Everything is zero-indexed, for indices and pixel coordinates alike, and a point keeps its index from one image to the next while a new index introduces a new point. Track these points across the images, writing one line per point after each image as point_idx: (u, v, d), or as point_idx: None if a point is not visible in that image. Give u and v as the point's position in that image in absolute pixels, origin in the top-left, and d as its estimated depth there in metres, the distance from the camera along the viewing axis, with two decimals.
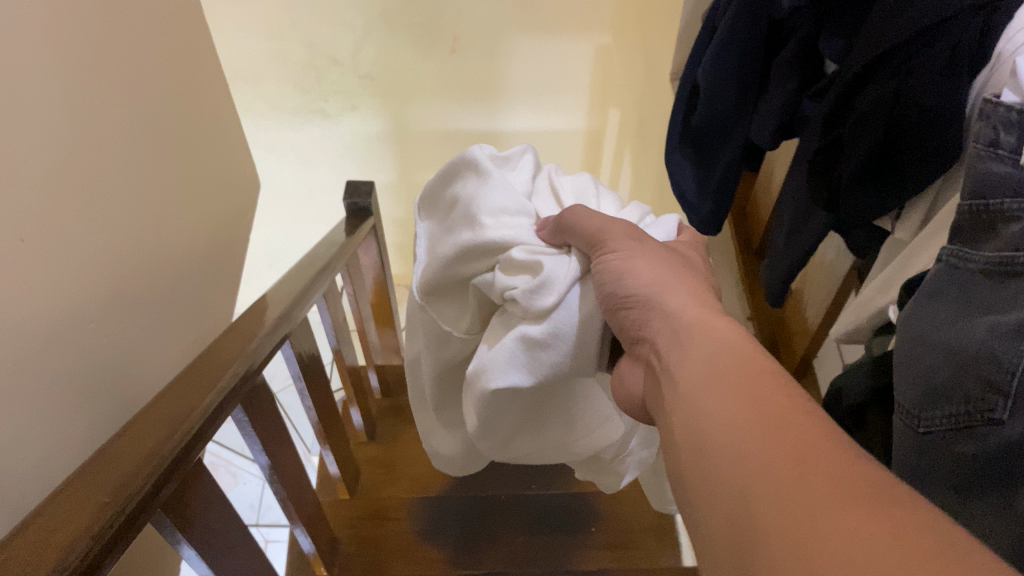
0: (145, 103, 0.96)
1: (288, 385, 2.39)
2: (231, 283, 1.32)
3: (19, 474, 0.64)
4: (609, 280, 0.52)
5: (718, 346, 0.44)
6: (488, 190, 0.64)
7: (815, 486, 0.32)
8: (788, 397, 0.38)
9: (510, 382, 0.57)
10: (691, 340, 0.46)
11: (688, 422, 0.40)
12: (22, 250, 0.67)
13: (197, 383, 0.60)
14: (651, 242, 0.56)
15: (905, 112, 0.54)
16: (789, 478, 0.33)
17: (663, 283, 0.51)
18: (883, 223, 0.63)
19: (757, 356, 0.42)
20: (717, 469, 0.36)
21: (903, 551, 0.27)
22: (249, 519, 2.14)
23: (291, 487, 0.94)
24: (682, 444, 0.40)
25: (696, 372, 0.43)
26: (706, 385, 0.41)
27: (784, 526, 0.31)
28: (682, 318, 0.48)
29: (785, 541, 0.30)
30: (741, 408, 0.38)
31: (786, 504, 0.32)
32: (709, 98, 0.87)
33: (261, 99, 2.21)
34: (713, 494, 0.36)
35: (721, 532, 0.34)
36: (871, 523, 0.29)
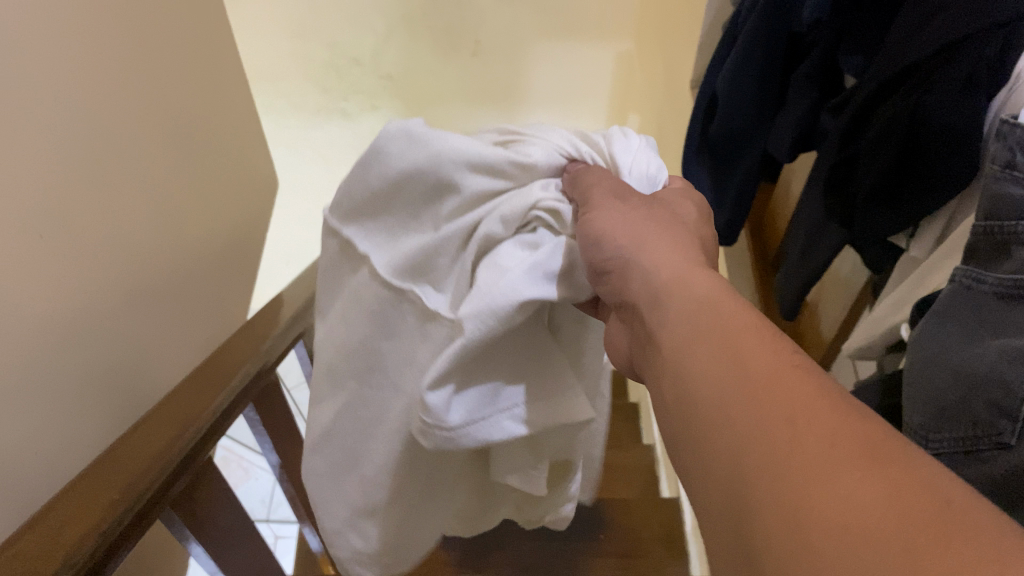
0: (166, 101, 0.98)
1: (301, 382, 2.41)
2: (247, 282, 1.34)
3: (34, 468, 0.65)
4: (586, 244, 0.45)
5: (696, 300, 0.38)
6: (494, 291, 0.46)
7: (803, 446, 0.28)
8: (770, 347, 0.33)
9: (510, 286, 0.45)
10: (663, 301, 0.39)
11: (676, 380, 0.36)
12: (42, 246, 0.68)
13: (209, 381, 0.61)
14: (637, 201, 0.47)
15: (923, 129, 0.54)
16: (779, 440, 0.29)
17: (641, 235, 0.44)
18: (896, 240, 0.63)
19: (736, 309, 0.36)
20: (691, 430, 0.33)
21: (901, 520, 0.24)
22: (260, 515, 2.18)
23: (301, 485, 0.94)
24: (671, 406, 0.35)
25: (673, 330, 0.38)
26: (687, 336, 0.37)
27: (778, 495, 0.27)
28: (660, 277, 0.41)
29: (781, 512, 0.27)
30: (723, 362, 0.34)
31: (775, 469, 0.28)
32: (727, 109, 0.87)
33: (282, 98, 2.23)
34: (702, 464, 0.32)
35: (717, 507, 0.30)
36: (868, 489, 0.25)
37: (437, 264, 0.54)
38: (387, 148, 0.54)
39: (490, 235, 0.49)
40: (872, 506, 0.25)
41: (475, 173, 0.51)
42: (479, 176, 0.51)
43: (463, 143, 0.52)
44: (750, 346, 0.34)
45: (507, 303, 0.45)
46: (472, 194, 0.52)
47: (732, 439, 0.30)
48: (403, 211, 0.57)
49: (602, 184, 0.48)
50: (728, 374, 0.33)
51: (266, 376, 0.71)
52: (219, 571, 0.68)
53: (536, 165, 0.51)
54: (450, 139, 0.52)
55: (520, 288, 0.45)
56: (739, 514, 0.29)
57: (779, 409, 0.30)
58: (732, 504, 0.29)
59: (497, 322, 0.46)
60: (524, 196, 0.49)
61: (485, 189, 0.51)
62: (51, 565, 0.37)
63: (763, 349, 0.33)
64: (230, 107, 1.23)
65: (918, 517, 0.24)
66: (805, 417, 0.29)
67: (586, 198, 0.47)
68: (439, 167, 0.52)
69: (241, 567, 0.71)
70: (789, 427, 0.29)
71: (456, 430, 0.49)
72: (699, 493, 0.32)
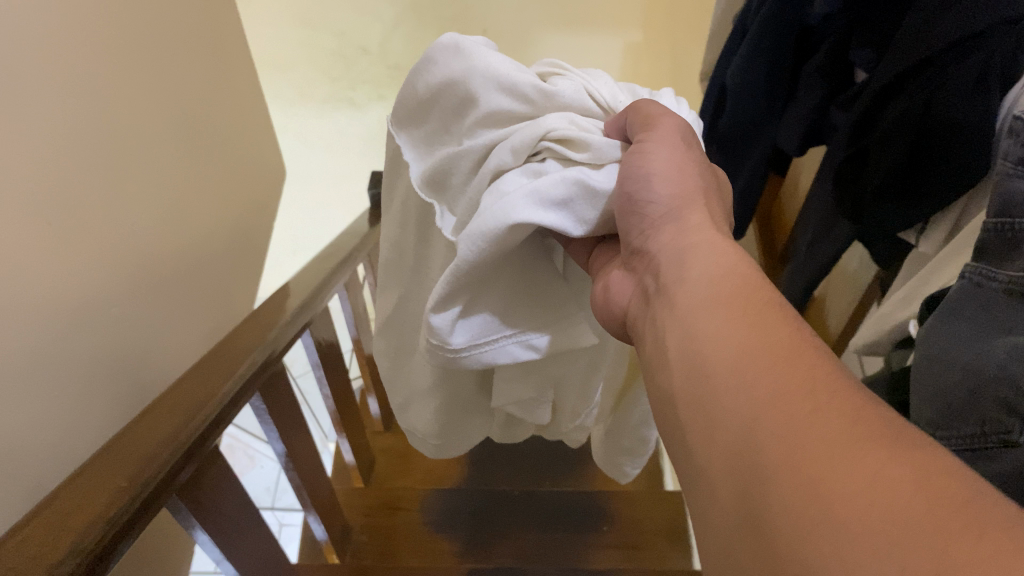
0: (174, 88, 0.98)
1: (305, 373, 2.42)
2: (254, 271, 1.34)
3: (41, 454, 0.65)
4: (632, 180, 0.47)
5: (723, 269, 0.41)
6: (490, 213, 0.45)
7: (822, 426, 0.29)
8: (792, 333, 0.35)
9: (501, 208, 0.44)
10: (694, 262, 0.43)
11: (693, 354, 0.37)
12: (49, 233, 0.68)
13: (215, 370, 0.61)
14: (691, 155, 0.50)
15: (934, 124, 0.54)
16: (800, 418, 0.29)
17: (688, 201, 0.48)
18: (906, 237, 0.62)
19: (761, 296, 0.38)
20: (702, 426, 0.34)
21: (926, 497, 0.24)
22: (265, 503, 2.19)
23: (306, 474, 0.95)
24: (687, 389, 0.36)
25: (695, 294, 0.41)
26: (710, 314, 0.38)
27: (796, 467, 0.28)
28: (690, 242, 0.45)
29: (798, 484, 0.27)
30: (746, 341, 0.35)
31: (794, 445, 0.29)
32: (736, 104, 0.87)
33: (290, 87, 2.23)
34: (714, 444, 0.32)
35: (728, 487, 0.31)
36: (891, 466, 0.26)
37: (453, 180, 0.53)
38: (432, 55, 0.53)
39: (500, 164, 0.48)
40: (894, 489, 0.25)
41: (501, 93, 0.50)
42: (504, 97, 0.50)
43: (502, 64, 0.51)
44: (769, 331, 0.35)
45: (496, 224, 0.44)
46: (493, 113, 0.50)
47: (750, 430, 0.31)
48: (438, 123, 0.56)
49: (668, 124, 0.48)
50: (747, 365, 0.34)
51: (273, 365, 0.71)
52: (224, 559, 0.68)
53: (560, 101, 0.50)
54: (491, 56, 0.51)
55: (512, 210, 0.44)
56: (753, 496, 0.29)
57: (801, 390, 0.31)
58: (748, 500, 0.29)
59: (487, 244, 0.45)
60: (538, 124, 0.48)
61: (507, 112, 0.50)
62: (58, 552, 0.37)
63: (784, 336, 0.34)
64: (237, 96, 1.22)
65: (940, 495, 0.24)
66: (825, 398, 0.30)
67: (646, 130, 0.47)
68: (471, 80, 0.51)
69: (245, 556, 0.71)
70: (810, 417, 0.29)
71: (456, 351, 0.52)
72: (707, 494, 0.32)
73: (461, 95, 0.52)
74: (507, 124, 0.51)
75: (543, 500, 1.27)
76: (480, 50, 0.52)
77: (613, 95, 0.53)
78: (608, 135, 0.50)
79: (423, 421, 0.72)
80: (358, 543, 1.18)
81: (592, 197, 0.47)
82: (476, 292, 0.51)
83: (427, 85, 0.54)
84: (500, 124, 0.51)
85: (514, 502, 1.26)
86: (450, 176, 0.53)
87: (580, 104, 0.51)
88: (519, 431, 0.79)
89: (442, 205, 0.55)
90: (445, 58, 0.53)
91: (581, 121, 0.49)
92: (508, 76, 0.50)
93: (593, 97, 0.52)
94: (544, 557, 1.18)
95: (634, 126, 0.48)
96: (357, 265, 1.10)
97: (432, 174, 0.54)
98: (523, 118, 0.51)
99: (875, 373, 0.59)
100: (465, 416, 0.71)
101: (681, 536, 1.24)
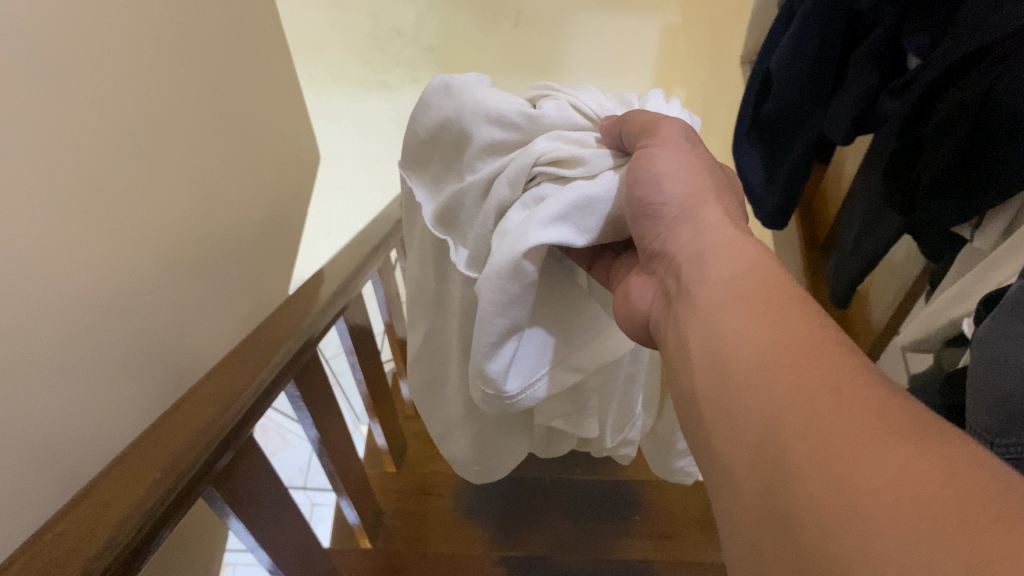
0: (207, 70, 0.97)
1: (338, 355, 2.44)
2: (288, 256, 1.34)
3: (80, 442, 0.66)
4: (640, 185, 0.45)
5: (743, 266, 0.40)
6: (498, 252, 0.44)
7: (848, 416, 0.27)
8: (813, 329, 0.33)
9: (510, 246, 0.43)
10: (714, 260, 0.42)
11: (713, 354, 0.36)
12: (86, 221, 0.69)
13: (251, 358, 0.61)
14: (697, 151, 0.48)
15: (994, 114, 0.51)
16: (822, 413, 0.28)
17: (701, 197, 0.47)
18: (960, 231, 0.59)
19: (779, 292, 0.37)
20: (726, 427, 0.33)
21: (958, 487, 0.23)
22: (296, 483, 2.21)
23: (338, 459, 0.95)
24: (707, 388, 0.35)
25: (716, 291, 0.39)
26: (733, 308, 0.37)
27: (821, 459, 0.27)
28: (708, 239, 0.43)
29: (823, 476, 0.26)
30: (766, 338, 0.34)
31: (816, 438, 0.27)
32: (780, 91, 0.85)
33: (324, 70, 2.23)
34: (738, 441, 0.31)
35: (753, 483, 0.30)
36: (920, 458, 0.25)
37: (462, 215, 0.54)
38: (426, 98, 0.55)
39: (500, 200, 0.48)
40: (919, 483, 0.24)
41: (490, 125, 0.51)
42: (494, 128, 0.50)
43: (492, 102, 0.51)
44: (790, 329, 0.34)
45: (507, 259, 0.43)
46: (488, 145, 0.51)
47: (772, 430, 0.30)
48: (444, 165, 0.57)
49: (664, 127, 0.47)
50: (768, 365, 0.32)
51: (307, 353, 0.71)
52: (258, 545, 0.68)
53: (547, 121, 0.49)
54: (477, 91, 0.52)
55: (519, 240, 0.43)
56: (779, 493, 0.28)
57: (825, 384, 0.29)
58: (773, 500, 0.28)
59: (505, 280, 0.44)
60: (528, 151, 0.47)
61: (500, 142, 0.51)
62: (96, 541, 0.37)
63: (808, 332, 0.33)
64: (271, 80, 1.22)
65: (975, 486, 0.23)
66: (851, 390, 0.29)
67: (646, 138, 0.46)
68: (462, 117, 0.52)
69: (277, 543, 0.72)
70: (832, 409, 0.28)
71: (513, 396, 0.53)
72: (733, 500, 0.31)
73: (458, 132, 0.53)
74: (504, 153, 0.51)
75: (574, 489, 1.26)
76: (468, 86, 0.53)
77: (601, 105, 0.51)
78: (603, 145, 0.49)
79: (462, 450, 0.74)
80: (389, 527, 1.19)
81: (591, 207, 0.45)
82: (523, 337, 0.51)
83: (427, 127, 0.56)
84: (498, 155, 0.51)
85: (546, 490, 1.26)
86: (459, 211, 0.54)
87: (567, 120, 0.50)
88: (562, 446, 0.81)
89: (455, 241, 0.55)
90: (438, 101, 0.54)
91: (569, 137, 0.48)
92: (494, 107, 0.50)
93: (581, 111, 0.51)
94: (577, 546, 1.17)
95: (633, 135, 0.46)
96: (389, 251, 1.09)
97: (442, 214, 0.55)
98: (517, 145, 0.51)
99: (925, 372, 0.57)
100: (502, 438, 0.72)
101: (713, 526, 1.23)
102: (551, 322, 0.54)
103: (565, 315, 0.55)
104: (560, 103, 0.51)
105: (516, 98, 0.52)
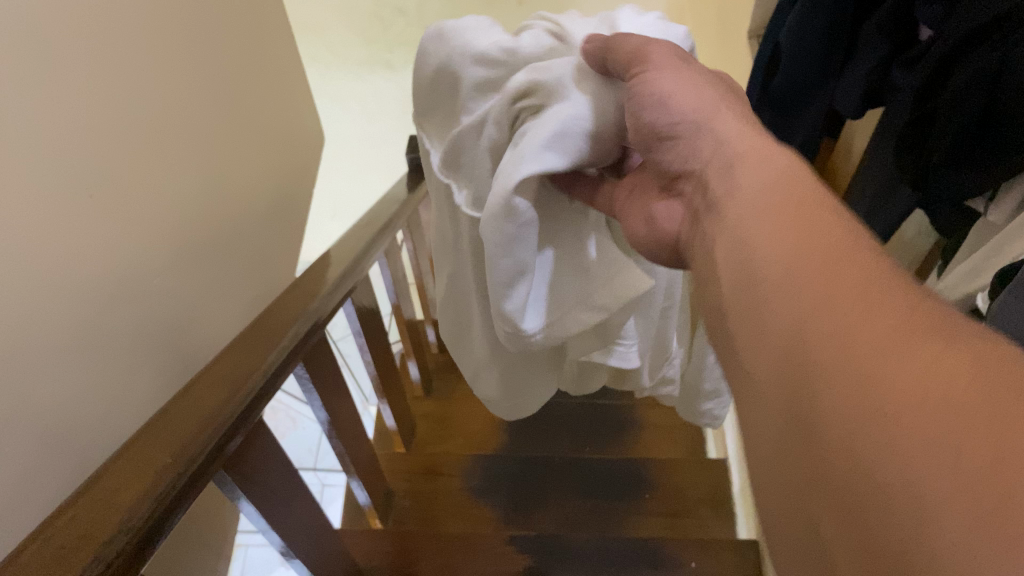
0: (208, 50, 0.96)
1: (345, 337, 2.45)
2: (294, 237, 1.33)
3: (88, 427, 0.66)
4: (649, 108, 0.44)
5: (772, 175, 0.39)
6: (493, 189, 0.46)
7: (879, 311, 0.28)
8: (844, 230, 0.33)
9: (503, 181, 0.45)
10: (742, 170, 0.41)
11: (740, 259, 0.36)
12: (90, 206, 0.68)
13: (259, 341, 0.61)
14: (697, 65, 0.47)
15: (1010, 85, 0.50)
16: (851, 307, 0.28)
17: (716, 107, 0.45)
18: (974, 204, 0.58)
19: (805, 197, 0.36)
20: (754, 346, 0.33)
21: (988, 381, 0.23)
22: (306, 464, 2.23)
23: (348, 439, 0.95)
24: (734, 292, 0.35)
25: (746, 200, 0.39)
26: (762, 214, 0.37)
27: (846, 352, 0.27)
28: (733, 148, 0.43)
29: (846, 368, 0.26)
30: (797, 238, 0.34)
31: (843, 335, 0.28)
32: (788, 65, 0.84)
33: (326, 48, 2.18)
34: (766, 338, 0.32)
35: (776, 377, 0.30)
36: (947, 352, 0.25)
37: (465, 158, 0.55)
38: (420, 51, 0.55)
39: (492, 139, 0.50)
40: (949, 383, 0.24)
41: (475, 65, 0.51)
42: (480, 68, 0.51)
43: (463, 35, 0.52)
44: (818, 230, 0.33)
45: (500, 196, 0.45)
46: (477, 84, 0.52)
47: (799, 348, 0.29)
48: (440, 112, 0.58)
49: (657, 45, 0.46)
50: (796, 266, 0.32)
51: (315, 336, 0.71)
52: (269, 528, 0.68)
53: (526, 54, 0.50)
54: (460, 32, 0.52)
55: (508, 177, 0.45)
56: (800, 391, 0.28)
57: (854, 279, 0.29)
58: (796, 396, 0.29)
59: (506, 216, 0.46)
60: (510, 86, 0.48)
61: (487, 80, 0.51)
62: (108, 527, 0.37)
63: (838, 233, 0.33)
64: (273, 60, 1.20)
65: (1001, 376, 0.23)
66: (879, 288, 0.29)
67: (637, 62, 0.44)
68: (450, 61, 0.53)
69: (289, 524, 0.72)
70: (859, 305, 0.28)
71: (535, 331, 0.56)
72: (762, 424, 0.31)
73: (450, 77, 0.53)
74: (496, 89, 0.52)
75: (583, 467, 1.26)
76: (454, 28, 0.53)
77: (581, 29, 0.51)
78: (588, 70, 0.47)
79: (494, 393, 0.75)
80: (400, 507, 1.20)
81: (571, 133, 0.45)
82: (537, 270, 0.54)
83: (422, 80, 0.56)
84: (491, 92, 0.52)
85: (556, 469, 1.26)
86: (462, 153, 0.55)
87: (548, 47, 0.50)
88: (591, 384, 0.82)
89: (460, 184, 0.56)
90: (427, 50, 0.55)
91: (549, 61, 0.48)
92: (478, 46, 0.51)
93: (560, 35, 0.51)
94: (589, 523, 1.18)
95: (620, 59, 0.45)
96: (395, 231, 1.09)
97: (444, 159, 0.56)
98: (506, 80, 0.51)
99: None
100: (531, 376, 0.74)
101: (724, 504, 1.26)
102: (567, 257, 0.56)
103: (582, 251, 0.57)
104: (540, 32, 0.51)
105: (497, 33, 0.52)
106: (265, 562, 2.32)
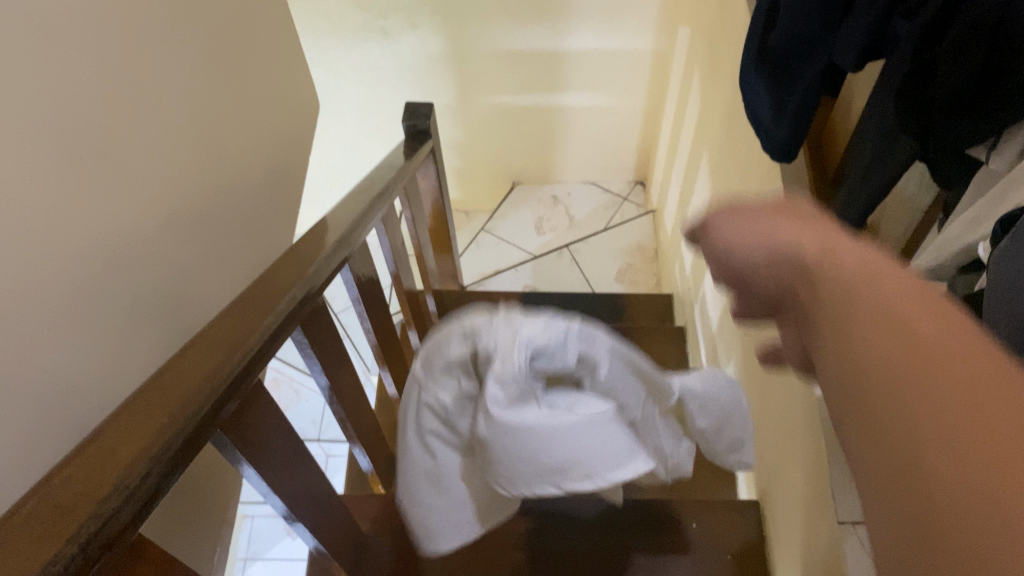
0: (198, 12, 0.93)
1: (347, 308, 2.47)
2: (291, 204, 1.32)
3: (85, 389, 0.66)
4: (780, 251, 0.42)
5: (871, 258, 0.37)
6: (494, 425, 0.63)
7: (939, 390, 0.29)
8: (925, 301, 0.33)
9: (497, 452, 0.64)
10: (871, 272, 0.36)
11: (847, 365, 0.34)
12: (81, 168, 0.67)
13: (258, 304, 0.60)
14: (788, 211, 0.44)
15: (1013, 28, 0.48)
16: (916, 397, 0.30)
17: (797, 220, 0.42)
18: (975, 154, 0.56)
19: (899, 280, 0.35)
20: (862, 433, 0.33)
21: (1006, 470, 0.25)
22: (310, 434, 2.25)
23: (350, 405, 0.95)
24: (847, 400, 0.34)
25: (852, 300, 0.35)
26: (846, 319, 0.35)
27: (931, 460, 0.28)
28: (837, 254, 0.38)
29: (940, 481, 0.27)
30: (882, 340, 0.33)
31: (914, 419, 0.29)
32: (790, 15, 0.81)
33: (318, 15, 2.07)
34: (873, 445, 0.32)
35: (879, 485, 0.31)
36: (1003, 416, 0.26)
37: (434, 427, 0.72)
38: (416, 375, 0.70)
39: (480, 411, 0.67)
40: (989, 445, 0.26)
41: (448, 375, 0.68)
42: (450, 381, 0.68)
43: (436, 360, 0.68)
44: (900, 330, 0.32)
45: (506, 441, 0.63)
46: (453, 396, 0.69)
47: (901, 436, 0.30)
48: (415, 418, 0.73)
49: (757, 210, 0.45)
50: (881, 354, 0.32)
51: (314, 301, 0.70)
52: (271, 491, 0.68)
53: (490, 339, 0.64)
54: (437, 361, 0.68)
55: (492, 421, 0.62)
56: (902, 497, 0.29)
57: (925, 378, 0.30)
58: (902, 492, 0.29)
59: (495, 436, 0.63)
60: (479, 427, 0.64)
61: (461, 391, 0.69)
62: (105, 487, 0.37)
63: (891, 312, 0.33)
64: (265, 23, 1.17)
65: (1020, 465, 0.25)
66: (939, 368, 0.29)
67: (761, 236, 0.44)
68: (419, 386, 0.70)
69: (291, 488, 0.72)
70: (925, 391, 0.29)
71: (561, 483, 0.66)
72: (864, 477, 0.32)
73: (430, 399, 0.70)
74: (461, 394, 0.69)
75: None
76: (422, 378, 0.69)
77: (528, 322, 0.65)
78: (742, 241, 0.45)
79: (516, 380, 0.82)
80: None
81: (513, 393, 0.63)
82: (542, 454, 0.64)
83: (416, 391, 0.71)
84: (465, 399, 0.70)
85: None
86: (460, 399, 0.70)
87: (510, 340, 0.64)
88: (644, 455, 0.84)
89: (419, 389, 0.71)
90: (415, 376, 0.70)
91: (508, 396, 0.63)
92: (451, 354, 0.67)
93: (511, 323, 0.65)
94: None
95: (747, 236, 0.45)
96: (393, 199, 1.08)
97: (420, 430, 0.73)
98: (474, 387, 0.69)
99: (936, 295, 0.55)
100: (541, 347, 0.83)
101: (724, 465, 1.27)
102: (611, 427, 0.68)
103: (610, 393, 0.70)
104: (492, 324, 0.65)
105: (459, 344, 0.67)
106: (272, 533, 2.35)
